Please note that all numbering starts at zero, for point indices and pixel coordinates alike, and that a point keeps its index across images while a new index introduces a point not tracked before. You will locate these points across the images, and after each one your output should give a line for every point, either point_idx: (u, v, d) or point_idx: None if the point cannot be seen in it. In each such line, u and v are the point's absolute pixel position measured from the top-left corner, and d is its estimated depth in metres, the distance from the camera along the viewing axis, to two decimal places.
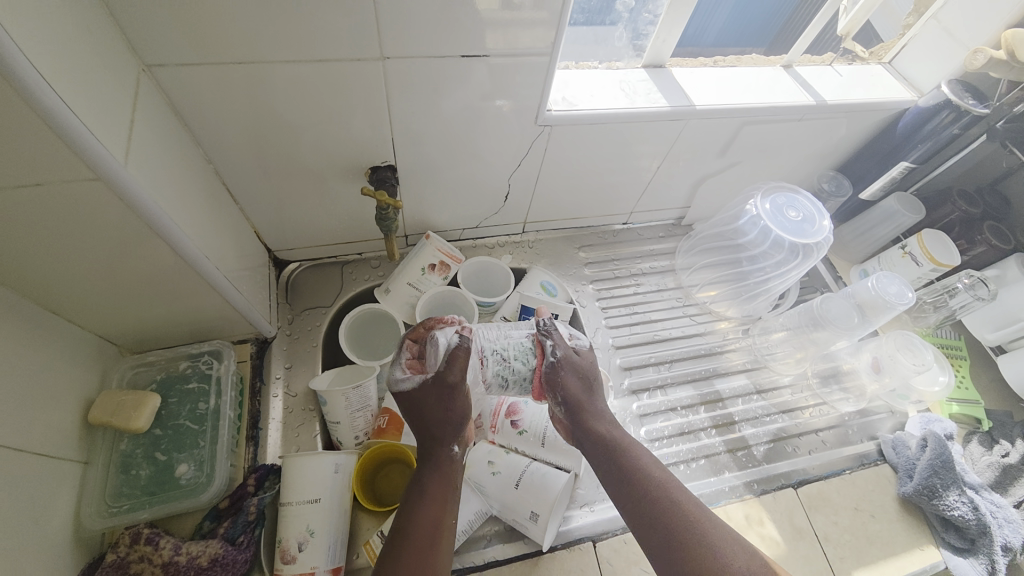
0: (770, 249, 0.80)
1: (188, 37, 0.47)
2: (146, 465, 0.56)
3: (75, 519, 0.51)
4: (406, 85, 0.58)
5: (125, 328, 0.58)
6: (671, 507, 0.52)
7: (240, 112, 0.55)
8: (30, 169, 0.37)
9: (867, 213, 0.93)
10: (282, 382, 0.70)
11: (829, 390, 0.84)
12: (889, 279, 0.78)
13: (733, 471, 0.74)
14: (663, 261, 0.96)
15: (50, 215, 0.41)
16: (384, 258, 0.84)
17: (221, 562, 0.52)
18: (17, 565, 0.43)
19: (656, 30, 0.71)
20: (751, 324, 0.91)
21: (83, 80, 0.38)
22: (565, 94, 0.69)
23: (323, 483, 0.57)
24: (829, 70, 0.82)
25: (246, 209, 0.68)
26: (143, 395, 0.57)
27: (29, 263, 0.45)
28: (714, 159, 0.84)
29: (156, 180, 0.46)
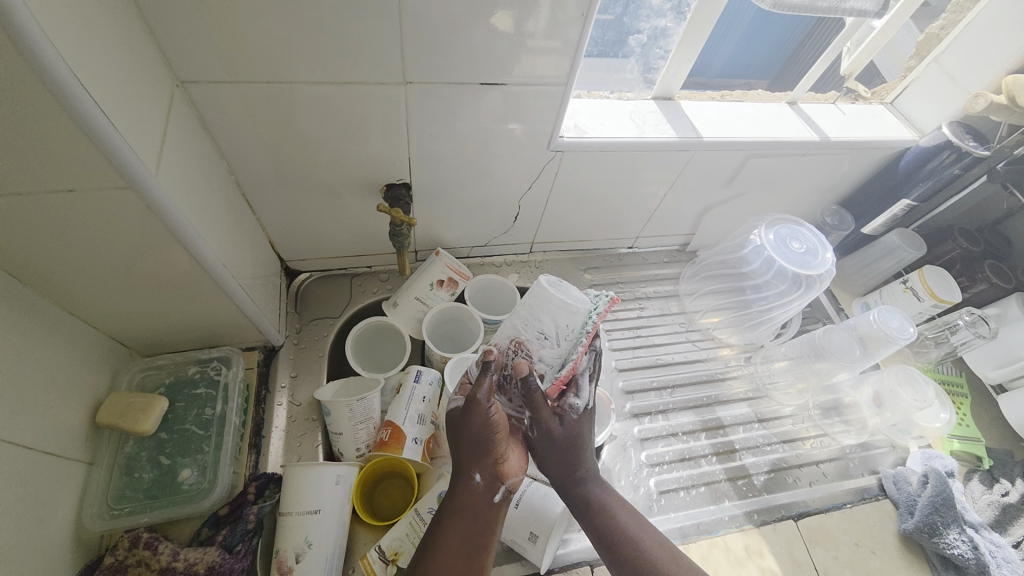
0: (773, 279, 0.81)
1: (222, 57, 0.49)
2: (150, 468, 0.57)
3: (76, 520, 0.51)
4: (425, 108, 0.60)
5: (137, 331, 0.59)
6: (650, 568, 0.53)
7: (266, 129, 0.57)
8: (66, 176, 0.39)
9: (869, 247, 0.95)
10: (287, 391, 0.71)
11: (830, 422, 0.84)
12: (890, 314, 0.79)
13: (733, 500, 0.74)
14: (667, 286, 0.97)
15: (80, 220, 0.43)
16: (393, 272, 0.85)
17: (218, 570, 0.52)
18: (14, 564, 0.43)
19: (666, 64, 0.73)
20: (753, 353, 0.92)
21: (123, 96, 0.40)
22: (577, 121, 0.71)
23: (324, 495, 0.57)
24: (832, 108, 0.85)
25: (263, 220, 0.70)
26: (152, 398, 0.58)
27: (54, 265, 0.46)
28: (719, 189, 0.86)
29: (182, 189, 0.48)
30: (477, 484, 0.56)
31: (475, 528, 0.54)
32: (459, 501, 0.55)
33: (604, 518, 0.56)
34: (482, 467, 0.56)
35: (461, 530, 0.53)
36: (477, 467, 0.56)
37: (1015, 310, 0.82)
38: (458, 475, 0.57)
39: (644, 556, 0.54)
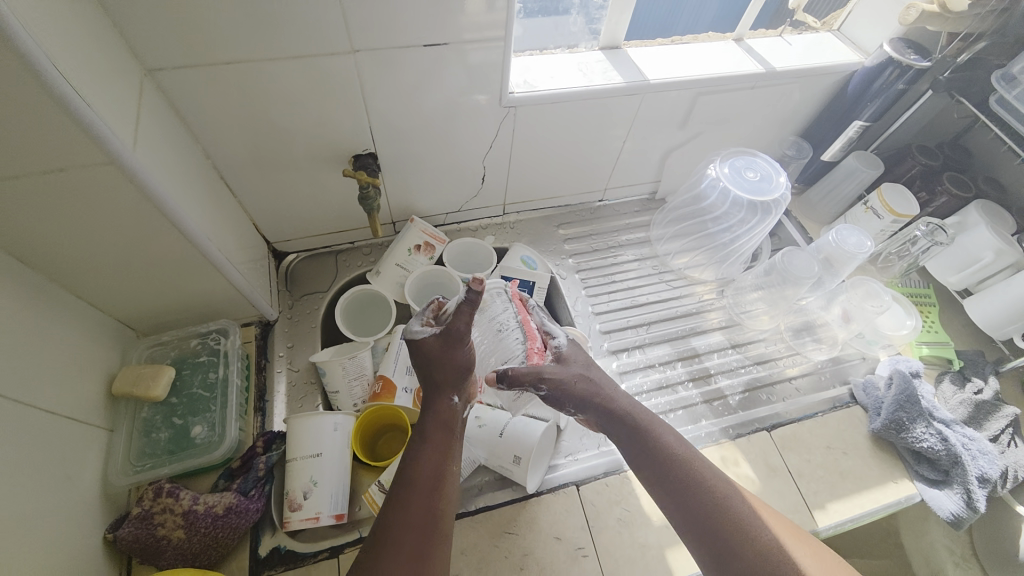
0: (732, 209, 0.86)
1: (184, 41, 0.53)
2: (165, 429, 0.62)
3: (103, 476, 0.57)
4: (376, 78, 0.63)
5: (141, 311, 0.65)
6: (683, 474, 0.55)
7: (233, 108, 0.61)
8: (53, 156, 0.43)
9: (830, 174, 0.97)
10: (286, 359, 0.76)
11: (803, 341, 0.89)
12: (849, 231, 0.83)
13: (710, 418, 0.79)
14: (640, 233, 1.01)
15: (72, 200, 0.47)
16: (374, 245, 0.90)
17: (234, 510, 0.58)
18: (47, 513, 0.49)
19: (608, 13, 0.76)
20: (726, 285, 0.96)
21: (95, 79, 0.44)
22: (526, 77, 0.74)
23: (324, 440, 0.63)
24: (781, 40, 0.87)
25: (244, 202, 0.74)
26: (160, 367, 0.63)
27: (56, 248, 0.51)
28: (677, 131, 0.89)
29: (161, 167, 0.52)
30: (454, 404, 0.59)
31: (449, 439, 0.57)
32: (437, 414, 0.59)
33: (647, 442, 0.57)
34: (460, 389, 0.59)
35: (440, 442, 0.57)
36: (455, 389, 0.59)
37: (974, 217, 0.84)
38: (436, 394, 0.59)
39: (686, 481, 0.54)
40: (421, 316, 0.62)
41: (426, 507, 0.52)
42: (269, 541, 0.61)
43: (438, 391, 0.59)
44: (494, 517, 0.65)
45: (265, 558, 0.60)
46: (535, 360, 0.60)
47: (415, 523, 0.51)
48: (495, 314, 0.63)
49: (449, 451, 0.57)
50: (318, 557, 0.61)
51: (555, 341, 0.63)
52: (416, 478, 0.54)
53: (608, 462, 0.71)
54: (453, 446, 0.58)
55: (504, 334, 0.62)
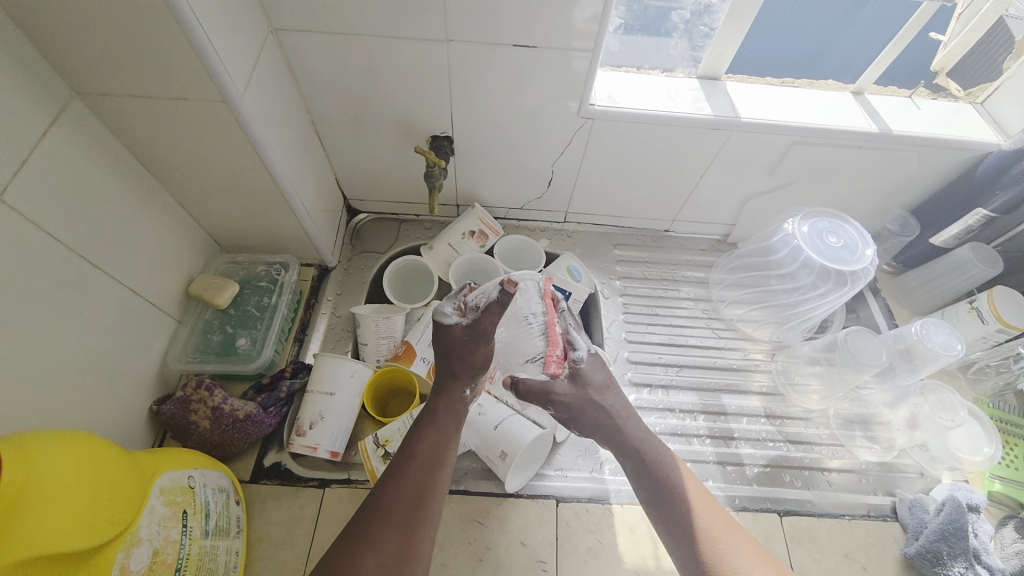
0: (799, 270, 0.79)
1: (309, 9, 0.60)
2: (218, 334, 0.72)
3: (162, 358, 0.68)
4: (464, 67, 0.67)
5: (226, 232, 0.75)
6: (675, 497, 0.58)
7: (337, 73, 0.69)
8: (182, 87, 0.52)
9: (937, 260, 0.86)
10: (332, 304, 0.84)
11: (851, 434, 0.80)
12: (936, 327, 0.74)
13: (717, 481, 0.74)
14: (699, 273, 0.96)
15: (190, 125, 0.56)
16: (436, 223, 0.95)
17: (253, 419, 0.66)
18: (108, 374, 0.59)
19: (712, 43, 0.74)
20: (779, 350, 0.89)
21: (229, 31, 0.52)
22: (611, 92, 0.74)
23: (340, 383, 0.69)
24: (907, 102, 0.79)
25: (332, 159, 0.83)
26: (227, 281, 0.72)
27: (170, 161, 0.62)
28: (763, 177, 0.84)
29: (264, 112, 0.60)
30: (465, 394, 0.63)
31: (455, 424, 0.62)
32: (448, 401, 0.63)
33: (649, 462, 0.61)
34: (472, 381, 0.63)
35: (445, 426, 0.61)
36: (468, 381, 0.64)
37: None
38: (450, 382, 0.64)
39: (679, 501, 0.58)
40: (452, 301, 0.67)
41: (426, 480, 0.56)
42: (273, 455, 0.68)
43: (454, 380, 0.63)
44: (468, 503, 0.67)
45: (266, 469, 0.67)
46: (551, 370, 0.63)
47: (411, 492, 0.55)
48: (522, 307, 0.64)
49: (451, 435, 0.60)
50: (307, 483, 0.67)
51: (576, 353, 0.65)
52: (421, 450, 0.58)
53: (597, 490, 0.70)
54: (456, 432, 0.61)
55: (528, 326, 0.65)
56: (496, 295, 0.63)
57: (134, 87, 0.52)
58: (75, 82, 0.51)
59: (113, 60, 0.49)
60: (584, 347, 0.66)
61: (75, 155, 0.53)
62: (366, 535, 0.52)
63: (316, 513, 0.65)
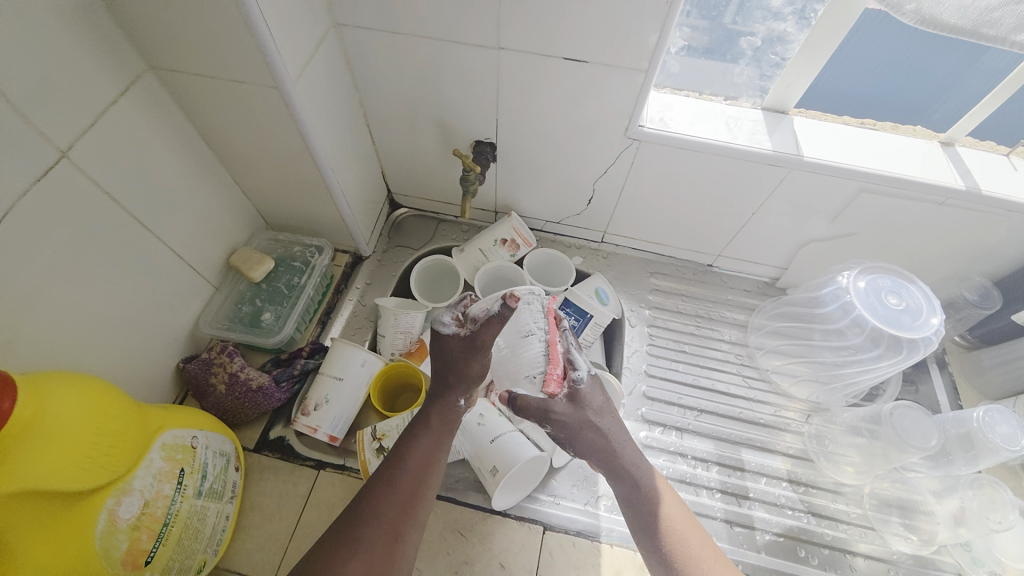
0: (848, 328, 0.72)
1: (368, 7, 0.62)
2: (248, 305, 0.75)
3: (195, 321, 0.72)
4: (514, 77, 0.67)
5: (272, 209, 0.79)
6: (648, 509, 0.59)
7: (391, 72, 0.70)
8: (241, 72, 0.54)
9: (1021, 341, 0.75)
10: (359, 292, 0.86)
11: (886, 519, 0.72)
12: (1001, 416, 0.64)
13: (721, 542, 0.69)
14: (738, 315, 0.90)
15: (247, 108, 0.60)
16: (472, 226, 0.96)
17: (264, 391, 0.69)
18: (145, 329, 0.64)
19: (782, 73, 0.69)
20: (815, 413, 0.82)
21: (290, 25, 0.54)
22: (665, 115, 0.71)
23: (349, 369, 0.70)
24: (1005, 160, 0.69)
25: (381, 153, 0.85)
26: (264, 257, 0.76)
27: (227, 139, 0.66)
28: (823, 223, 0.78)
29: (316, 102, 0.62)
30: (459, 405, 0.62)
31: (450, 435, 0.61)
32: (443, 411, 0.62)
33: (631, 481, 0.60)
34: (467, 392, 0.62)
35: (437, 434, 0.60)
36: (462, 391, 0.62)
37: None
38: (445, 390, 0.62)
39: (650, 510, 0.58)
40: (452, 310, 0.64)
41: (416, 485, 0.56)
42: (279, 429, 0.71)
43: (450, 389, 0.62)
44: (453, 512, 0.66)
45: (270, 441, 0.70)
46: (550, 390, 0.60)
47: (401, 497, 0.55)
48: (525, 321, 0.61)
49: (440, 445, 0.60)
50: (304, 462, 0.68)
51: (576, 374, 0.62)
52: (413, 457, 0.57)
53: (587, 523, 0.66)
54: (447, 441, 0.60)
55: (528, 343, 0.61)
56: (497, 309, 0.59)
57: (198, 66, 0.55)
58: (148, 55, 0.55)
59: (183, 41, 0.52)
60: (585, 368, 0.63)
61: (141, 124, 0.57)
62: (355, 537, 0.51)
63: (307, 493, 0.66)
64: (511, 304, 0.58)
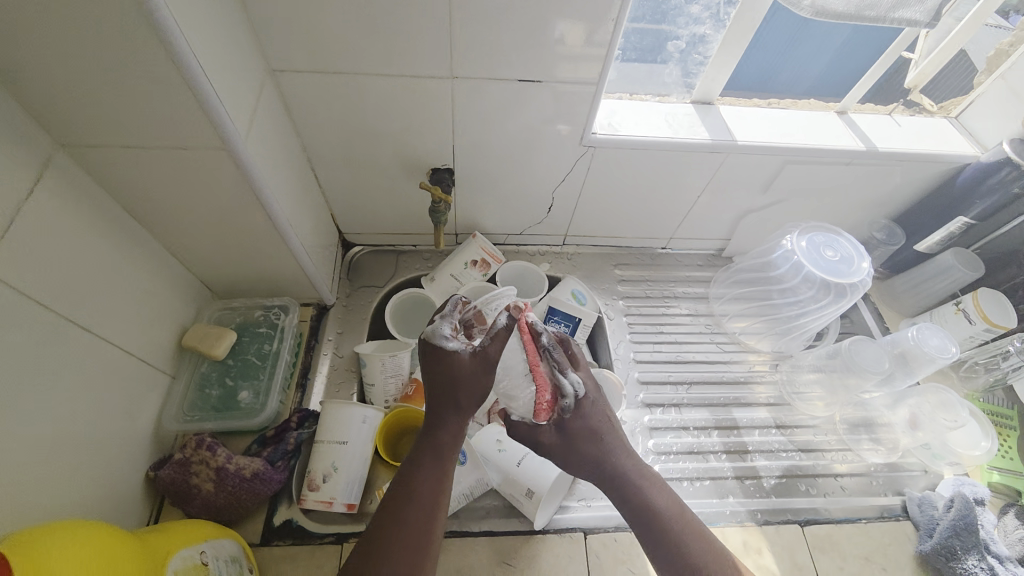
0: (801, 284, 0.80)
1: (304, 48, 0.58)
2: (216, 387, 0.67)
3: (157, 419, 0.63)
4: (468, 100, 0.67)
5: (219, 276, 0.71)
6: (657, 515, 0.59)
7: (335, 111, 0.66)
8: (181, 137, 0.49)
9: (922, 266, 0.89)
10: (333, 343, 0.80)
11: (858, 438, 0.82)
12: (932, 331, 0.76)
13: (738, 497, 0.74)
14: (698, 288, 0.98)
15: (188, 174, 0.53)
16: (434, 251, 0.93)
17: (260, 477, 0.62)
18: (103, 444, 0.55)
19: (705, 70, 0.75)
20: (782, 360, 0.91)
21: (230, 78, 0.49)
22: (612, 119, 0.75)
23: (352, 430, 0.65)
24: (888, 119, 0.82)
25: (328, 195, 0.80)
26: (224, 330, 0.68)
27: (163, 210, 0.58)
28: (757, 195, 0.86)
29: (264, 154, 0.57)
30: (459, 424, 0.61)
31: (452, 453, 0.60)
32: (445, 433, 0.60)
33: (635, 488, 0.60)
34: (466, 411, 0.61)
35: (440, 459, 0.59)
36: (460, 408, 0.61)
37: None
38: (446, 411, 0.61)
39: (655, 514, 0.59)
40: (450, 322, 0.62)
41: (426, 517, 0.55)
42: (284, 511, 0.64)
43: (451, 411, 0.61)
44: (494, 544, 0.64)
45: (277, 528, 0.63)
46: (542, 419, 0.60)
47: (408, 536, 0.54)
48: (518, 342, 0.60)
49: (444, 467, 0.59)
50: (323, 539, 0.63)
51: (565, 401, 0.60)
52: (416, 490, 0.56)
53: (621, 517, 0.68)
54: (451, 462, 0.60)
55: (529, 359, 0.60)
56: (502, 321, 0.59)
57: (125, 137, 0.48)
58: (57, 133, 0.47)
59: (104, 108, 0.45)
60: (574, 389, 0.61)
61: (60, 211, 0.49)
62: None
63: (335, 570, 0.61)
64: (517, 315, 0.58)
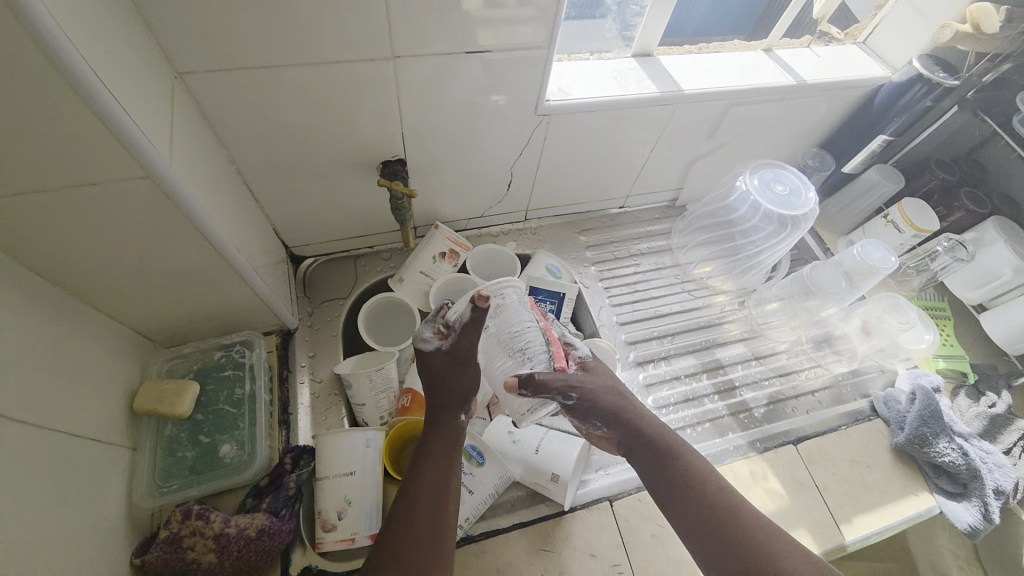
0: (760, 222, 0.85)
1: (214, 41, 0.49)
2: (190, 447, 0.60)
3: (128, 501, 0.55)
4: (413, 81, 0.61)
5: (162, 323, 0.62)
6: (705, 491, 0.55)
7: (262, 111, 0.58)
8: (88, 169, 0.40)
9: (850, 186, 0.97)
10: (308, 369, 0.74)
11: (823, 353, 0.90)
12: (873, 246, 0.83)
13: (736, 431, 0.79)
14: (660, 241, 1.00)
15: (105, 215, 0.44)
16: (394, 250, 0.87)
17: (268, 532, 0.56)
18: (72, 545, 0.46)
19: (644, 20, 0.74)
20: (747, 296, 0.96)
21: (135, 89, 0.41)
22: (561, 84, 0.72)
23: (356, 458, 0.61)
24: (808, 52, 0.87)
25: (267, 209, 0.72)
26: (184, 382, 0.60)
27: (78, 261, 0.48)
28: (704, 141, 0.88)
29: (193, 175, 0.49)
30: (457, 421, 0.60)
31: (453, 451, 0.58)
32: (442, 433, 0.59)
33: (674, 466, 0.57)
34: (463, 408, 0.61)
35: (442, 459, 0.57)
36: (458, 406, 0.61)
37: (991, 233, 0.85)
38: (440, 411, 0.60)
39: (704, 490, 0.55)
40: (432, 325, 0.63)
41: (433, 522, 0.51)
42: (299, 560, 0.59)
43: (443, 408, 0.60)
44: (528, 535, 0.64)
45: None
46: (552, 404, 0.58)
47: (417, 546, 0.50)
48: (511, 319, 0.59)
49: (446, 466, 0.56)
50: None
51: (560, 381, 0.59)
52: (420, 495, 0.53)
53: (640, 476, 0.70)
54: (454, 461, 0.57)
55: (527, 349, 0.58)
56: (470, 313, 0.59)
57: (12, 182, 0.39)
58: None
59: None
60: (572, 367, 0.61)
61: None
62: None
63: None
64: (482, 304, 0.57)
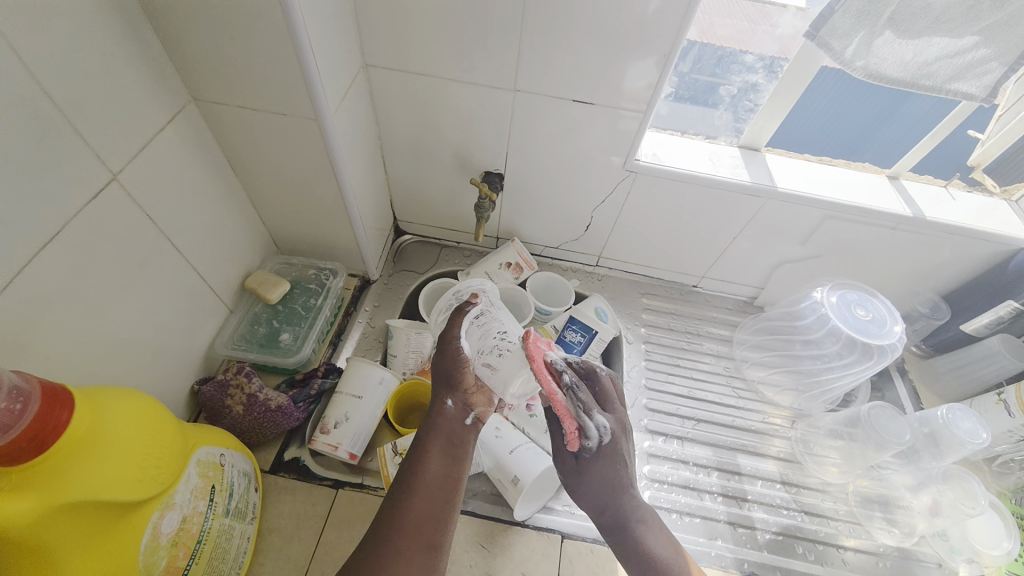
0: (825, 338, 0.80)
1: (395, 50, 0.68)
2: (264, 326, 0.77)
3: (211, 343, 0.73)
4: (526, 114, 0.74)
5: (287, 234, 0.82)
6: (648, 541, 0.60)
7: (411, 107, 0.76)
8: (284, 105, 0.59)
9: (966, 348, 0.85)
10: (368, 314, 0.88)
11: (870, 514, 0.78)
12: (962, 413, 0.72)
13: (726, 542, 0.73)
14: (723, 331, 0.98)
15: (283, 140, 0.64)
16: (474, 251, 1.01)
17: (283, 410, 0.69)
18: (165, 349, 0.64)
19: (755, 117, 0.79)
20: (799, 418, 0.88)
21: (331, 63, 0.60)
22: (656, 151, 0.80)
23: (368, 387, 0.72)
24: (941, 191, 0.82)
25: (392, 183, 0.90)
26: (280, 279, 0.78)
27: (256, 167, 0.69)
28: (795, 246, 0.87)
29: (346, 132, 0.68)
30: (447, 407, 0.60)
31: (452, 444, 0.59)
32: (436, 420, 0.60)
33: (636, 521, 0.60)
34: (455, 393, 0.60)
35: (440, 450, 0.58)
36: (449, 391, 0.60)
37: None
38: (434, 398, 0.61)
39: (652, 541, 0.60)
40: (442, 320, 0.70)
41: (429, 510, 0.54)
42: (294, 450, 0.71)
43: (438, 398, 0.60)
44: (474, 525, 0.67)
45: (286, 462, 0.70)
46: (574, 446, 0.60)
47: (410, 530, 0.53)
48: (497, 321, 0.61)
49: (446, 458, 0.58)
50: (322, 482, 0.69)
51: (591, 438, 0.60)
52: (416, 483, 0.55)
53: None
54: (453, 451, 0.59)
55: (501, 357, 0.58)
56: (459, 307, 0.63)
57: (243, 99, 0.59)
58: (195, 90, 0.59)
59: (232, 72, 0.56)
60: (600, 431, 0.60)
61: (179, 151, 0.60)
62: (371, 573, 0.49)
63: (326, 512, 0.66)
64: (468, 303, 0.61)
